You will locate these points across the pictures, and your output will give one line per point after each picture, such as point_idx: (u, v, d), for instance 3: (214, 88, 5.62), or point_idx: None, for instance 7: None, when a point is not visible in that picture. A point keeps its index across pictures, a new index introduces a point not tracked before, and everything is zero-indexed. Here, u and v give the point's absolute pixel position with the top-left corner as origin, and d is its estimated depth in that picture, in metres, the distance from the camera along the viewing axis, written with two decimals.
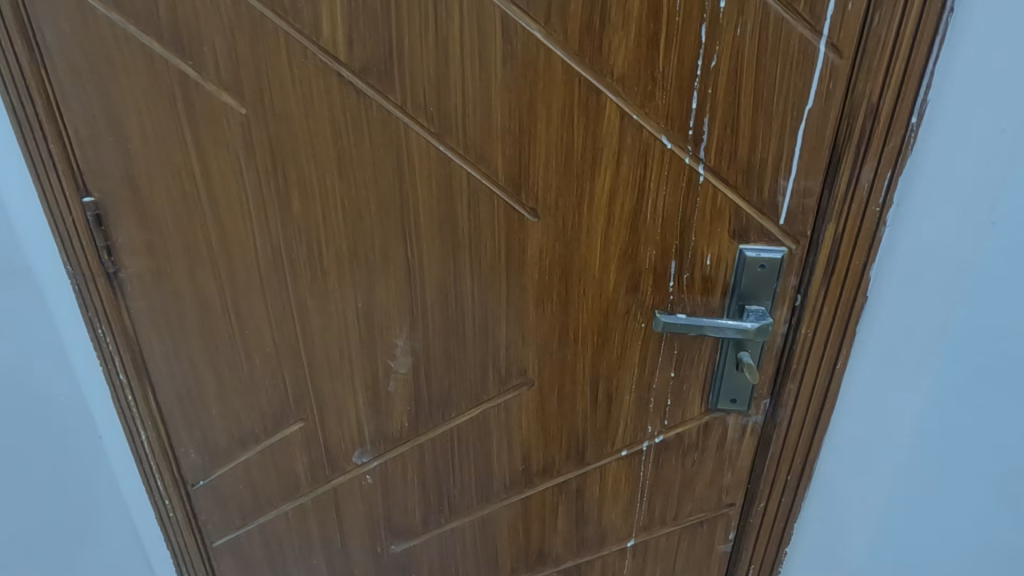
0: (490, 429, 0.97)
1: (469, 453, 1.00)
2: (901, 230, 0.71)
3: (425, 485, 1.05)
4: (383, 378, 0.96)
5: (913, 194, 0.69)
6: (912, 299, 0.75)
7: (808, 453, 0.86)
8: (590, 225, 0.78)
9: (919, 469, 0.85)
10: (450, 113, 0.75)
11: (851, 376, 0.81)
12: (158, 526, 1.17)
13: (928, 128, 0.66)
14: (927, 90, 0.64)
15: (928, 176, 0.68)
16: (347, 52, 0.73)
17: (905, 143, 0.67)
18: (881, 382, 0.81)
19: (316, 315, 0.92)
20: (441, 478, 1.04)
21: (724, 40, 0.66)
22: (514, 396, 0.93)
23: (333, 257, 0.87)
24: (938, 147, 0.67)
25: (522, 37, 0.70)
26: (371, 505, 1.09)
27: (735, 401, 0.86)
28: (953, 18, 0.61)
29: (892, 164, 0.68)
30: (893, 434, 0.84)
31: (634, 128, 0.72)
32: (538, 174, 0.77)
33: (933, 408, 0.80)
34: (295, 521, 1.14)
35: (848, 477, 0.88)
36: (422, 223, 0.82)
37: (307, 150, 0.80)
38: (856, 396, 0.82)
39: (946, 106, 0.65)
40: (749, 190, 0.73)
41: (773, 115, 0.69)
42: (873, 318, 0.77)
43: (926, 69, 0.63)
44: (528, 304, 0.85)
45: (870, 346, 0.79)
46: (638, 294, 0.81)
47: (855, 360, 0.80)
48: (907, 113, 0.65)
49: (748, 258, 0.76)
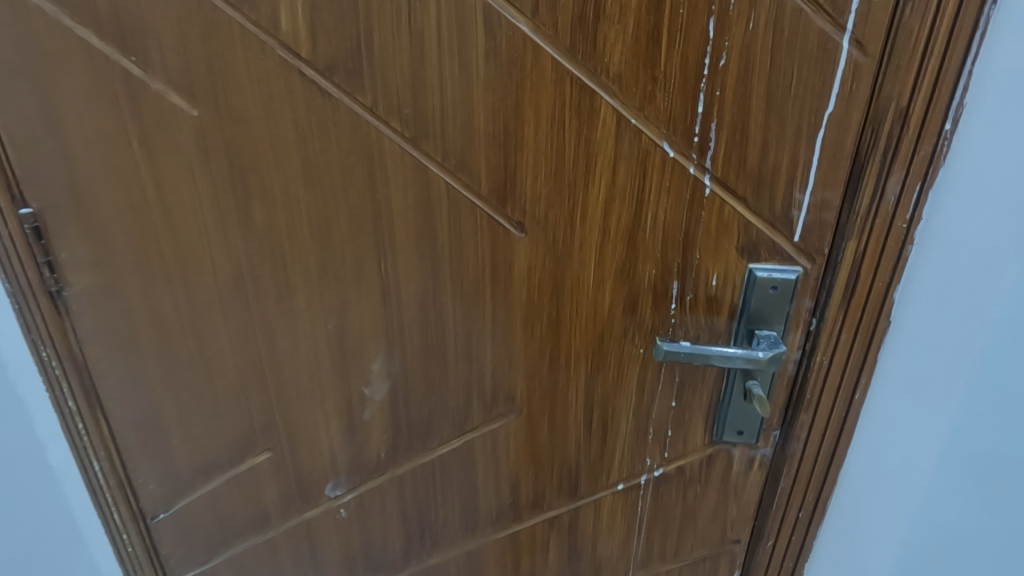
0: (476, 459, 0.89)
1: (454, 485, 0.92)
2: (930, 247, 0.64)
3: (406, 517, 0.97)
4: (357, 405, 0.87)
5: (944, 206, 0.62)
6: (938, 322, 0.67)
7: (821, 488, 0.79)
8: (584, 241, 0.71)
9: (943, 510, 0.77)
10: (427, 116, 0.67)
11: (871, 407, 0.74)
12: (116, 561, 1.07)
13: (964, 134, 0.59)
14: (964, 92, 0.57)
15: (962, 187, 0.61)
16: (310, 48, 0.65)
17: (937, 152, 0.59)
18: (903, 415, 0.73)
19: (284, 336, 0.84)
20: (424, 510, 0.95)
21: (734, 35, 0.59)
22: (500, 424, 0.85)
23: (300, 273, 0.79)
24: (973, 155, 0.59)
25: (506, 31, 0.62)
26: (347, 537, 1.01)
27: (741, 432, 0.78)
28: (995, 11, 0.54)
29: (922, 175, 0.60)
30: (915, 470, 0.76)
31: (633, 133, 0.64)
32: (525, 184, 0.69)
33: (961, 444, 0.73)
34: (266, 555, 1.05)
35: (865, 515, 0.81)
36: (397, 237, 0.74)
37: (269, 158, 0.72)
38: (875, 428, 0.75)
39: (983, 109, 0.57)
40: (760, 203, 0.66)
41: (788, 119, 0.61)
42: (896, 342, 0.69)
43: (963, 70, 0.56)
44: (516, 325, 0.77)
45: (891, 373, 0.71)
46: (637, 315, 0.74)
47: (875, 387, 0.72)
48: (941, 118, 0.58)
49: (759, 278, 0.69)
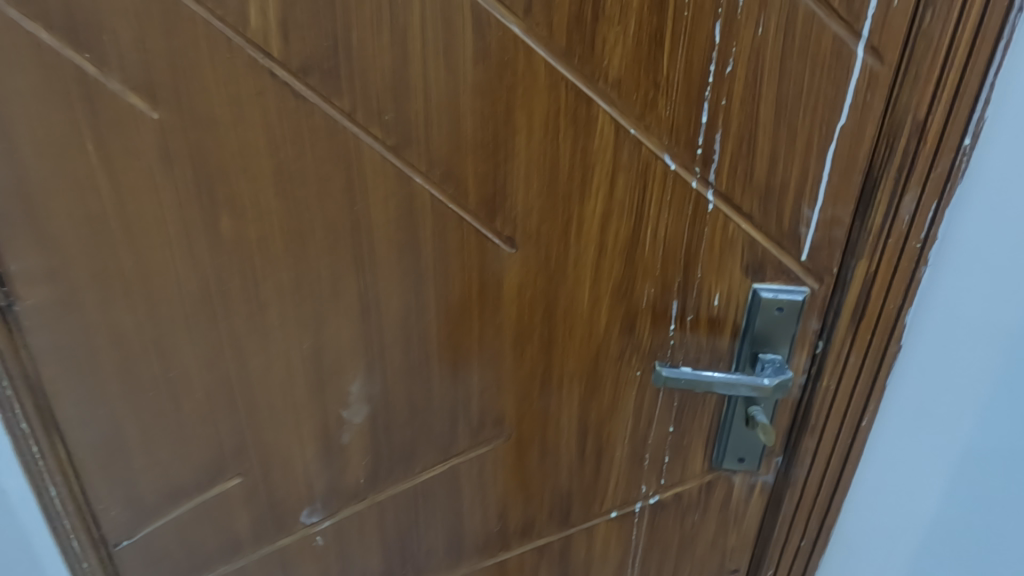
0: (461, 483, 0.83)
1: (437, 511, 0.87)
2: (944, 268, 0.60)
3: (386, 544, 0.91)
4: (334, 428, 0.82)
5: (961, 225, 0.58)
6: (951, 345, 0.64)
7: (824, 518, 0.75)
8: (579, 258, 0.66)
9: (949, 536, 0.74)
10: (409, 122, 0.62)
11: (878, 435, 0.70)
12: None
13: (984, 150, 0.55)
14: (985, 105, 0.53)
15: (979, 207, 0.57)
16: (282, 47, 0.60)
17: (955, 168, 0.56)
18: (910, 443, 0.70)
19: (255, 356, 0.78)
20: (406, 538, 0.90)
21: (743, 40, 0.54)
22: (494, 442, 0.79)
23: (272, 288, 0.73)
24: (992, 173, 0.56)
25: (496, 31, 0.57)
26: (324, 565, 0.95)
27: (743, 459, 0.74)
28: (1020, 18, 0.50)
29: (938, 192, 0.57)
30: (922, 498, 0.73)
31: (632, 144, 0.60)
32: (516, 197, 0.64)
33: (970, 472, 0.70)
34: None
35: (868, 544, 0.77)
36: (378, 251, 0.69)
37: (238, 165, 0.66)
38: (881, 457, 0.71)
39: (1004, 124, 0.54)
40: (766, 220, 0.62)
41: (798, 130, 0.57)
42: (906, 366, 0.66)
43: (985, 81, 0.52)
44: (505, 345, 0.73)
45: (901, 398, 0.68)
46: (633, 336, 0.69)
47: (884, 413, 0.69)
48: (960, 132, 0.54)
49: (764, 299, 0.65)
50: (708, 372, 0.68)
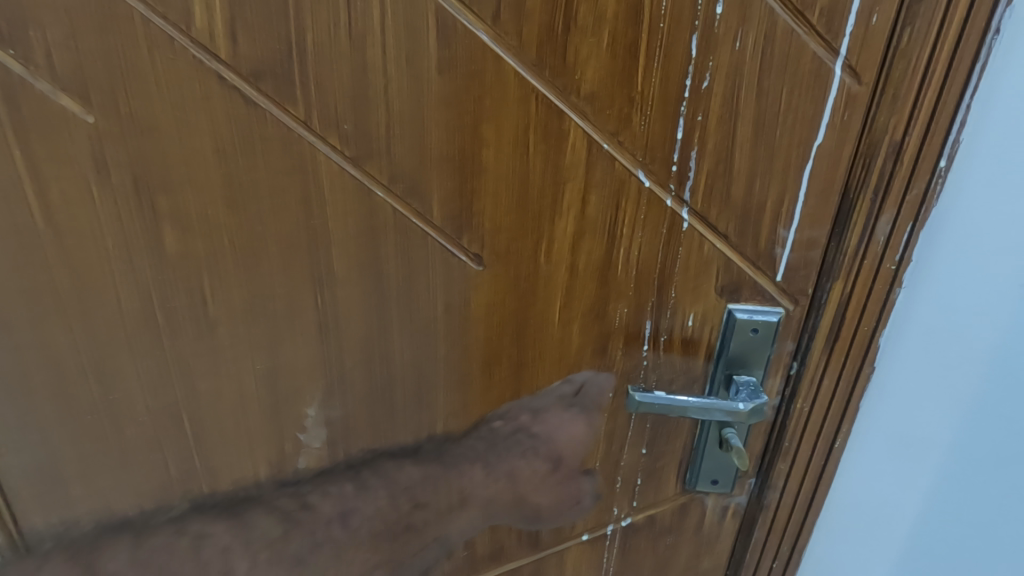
0: (569, 411, 0.71)
1: (550, 434, 0.73)
2: (918, 290, 0.60)
3: (517, 500, 0.76)
4: (290, 455, 0.76)
5: (936, 248, 0.58)
6: (922, 367, 0.63)
7: (796, 539, 0.74)
8: (550, 278, 0.63)
9: (914, 551, 0.75)
10: (371, 134, 0.58)
11: (851, 456, 0.69)
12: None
13: (959, 173, 0.54)
14: (961, 127, 0.52)
15: (953, 231, 0.57)
16: (230, 49, 0.55)
17: (930, 190, 0.55)
18: (883, 464, 0.70)
19: (203, 380, 0.72)
20: (510, 487, 0.76)
21: (720, 54, 0.52)
22: (599, 380, 0.69)
23: (223, 309, 0.67)
24: (966, 197, 0.55)
25: (463, 39, 0.53)
26: (395, 492, 0.76)
27: (716, 481, 0.73)
28: (996, 41, 0.50)
29: (914, 215, 0.56)
30: (890, 516, 0.73)
31: (605, 160, 0.57)
32: (484, 213, 0.61)
33: (938, 489, 0.70)
34: (289, 525, 0.75)
35: (843, 562, 0.77)
36: (337, 269, 0.65)
37: (182, 175, 0.60)
38: (855, 478, 0.70)
39: (978, 149, 0.53)
40: (743, 240, 0.60)
41: (776, 149, 0.56)
42: (879, 388, 0.65)
43: (961, 104, 0.51)
44: (473, 366, 0.69)
45: (874, 420, 0.67)
46: (606, 357, 0.67)
47: (857, 435, 0.68)
48: (936, 154, 0.53)
49: (739, 320, 0.63)
50: (683, 397, 0.66)
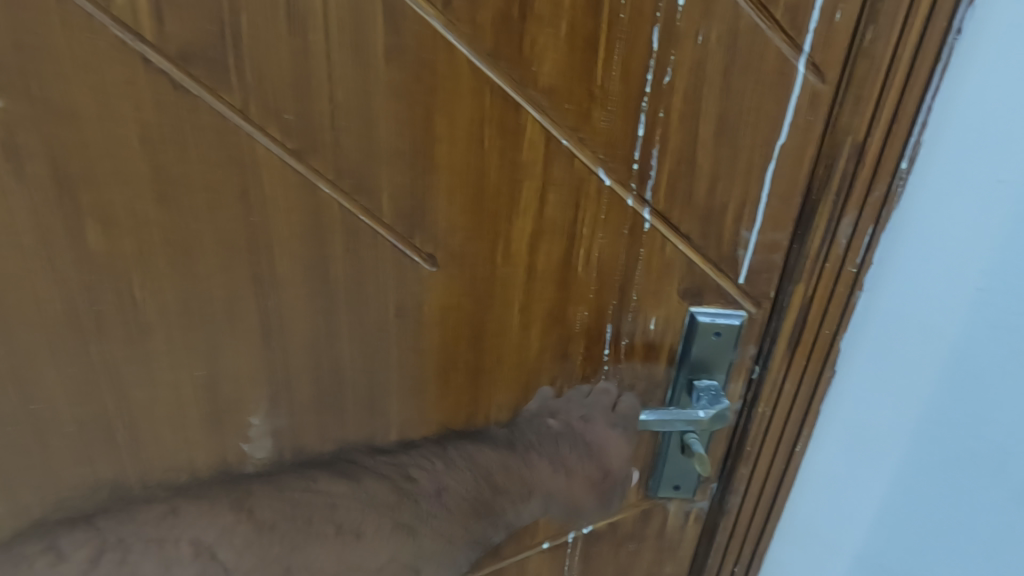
0: (612, 431, 0.68)
1: (602, 444, 0.70)
2: (877, 294, 0.59)
3: (565, 501, 0.73)
4: (232, 468, 0.71)
5: (894, 252, 0.57)
6: (879, 369, 0.63)
7: (758, 542, 0.73)
8: (508, 281, 0.61)
9: (877, 554, 0.74)
10: (314, 125, 0.54)
11: (811, 459, 0.69)
12: (134, 556, 0.68)
13: (921, 175, 0.53)
14: (921, 129, 0.52)
15: (911, 234, 0.56)
16: (157, 30, 0.50)
17: (891, 193, 0.54)
18: (846, 463, 0.69)
19: (136, 388, 0.66)
20: (559, 492, 0.72)
21: (682, 48, 0.50)
22: (629, 404, 0.67)
23: (155, 313, 0.62)
24: (924, 200, 0.54)
25: (413, 25, 0.50)
26: (480, 472, 0.70)
27: (677, 487, 0.72)
28: (958, 42, 0.49)
29: (874, 218, 0.55)
30: (850, 517, 0.73)
31: (564, 157, 0.55)
32: (438, 212, 0.57)
33: (898, 493, 0.70)
34: (401, 496, 0.70)
35: (813, 562, 0.77)
36: (281, 270, 0.60)
37: (107, 165, 0.55)
38: (814, 480, 0.70)
39: (940, 151, 0.52)
40: (706, 242, 0.58)
41: (739, 149, 0.54)
42: (838, 391, 0.65)
43: (922, 105, 0.51)
44: (429, 371, 0.66)
45: (833, 423, 0.66)
46: (567, 362, 0.65)
47: (816, 438, 0.67)
48: (897, 155, 0.52)
49: (701, 324, 0.61)
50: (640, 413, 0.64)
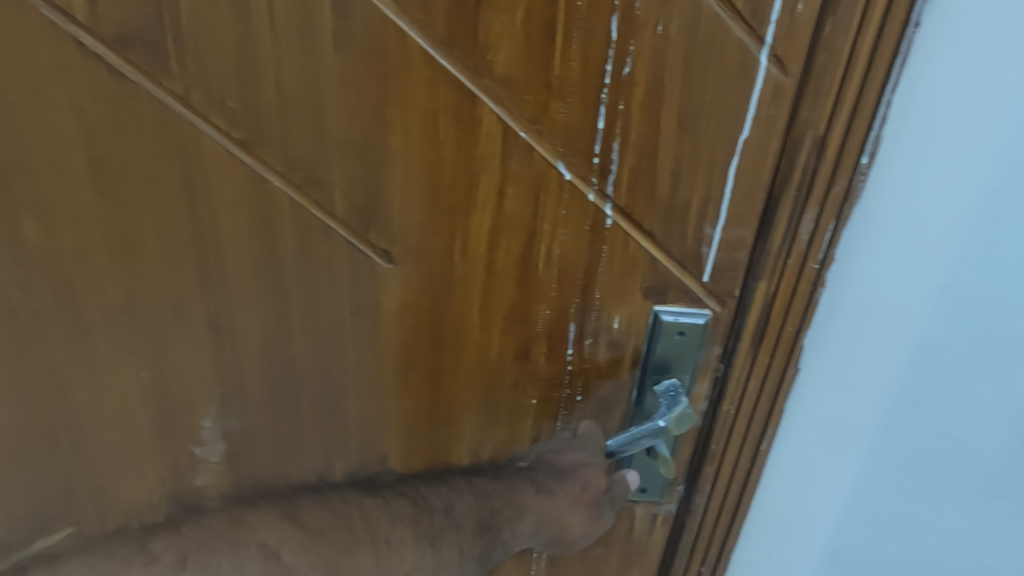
0: (581, 454, 0.66)
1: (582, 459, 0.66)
2: (840, 290, 0.59)
3: (555, 525, 0.68)
4: (185, 471, 0.69)
5: (856, 248, 0.56)
6: (845, 366, 0.63)
7: (725, 541, 0.73)
8: (467, 278, 0.59)
9: (842, 541, 0.76)
10: (261, 115, 0.51)
11: (778, 456, 0.68)
12: (216, 557, 0.62)
13: (879, 172, 0.53)
14: (881, 124, 0.51)
15: (872, 230, 0.56)
16: (89, 10, 0.47)
17: (853, 188, 0.53)
18: (814, 458, 0.69)
19: (78, 389, 0.63)
20: (545, 514, 0.67)
21: (642, 38, 0.48)
22: (589, 429, 0.65)
23: (96, 311, 0.59)
24: (885, 196, 0.54)
25: (361, 10, 0.47)
26: (479, 494, 0.67)
27: (644, 490, 0.70)
28: (916, 36, 0.48)
29: (836, 213, 0.54)
30: (819, 513, 0.73)
31: (523, 150, 0.53)
32: (393, 206, 0.55)
33: (862, 485, 0.70)
34: (418, 510, 0.66)
35: (777, 555, 0.76)
36: (229, 265, 0.58)
37: (40, 155, 0.52)
38: (784, 478, 0.70)
39: (900, 145, 0.52)
40: (669, 239, 0.56)
41: (701, 144, 0.52)
42: (804, 388, 0.64)
43: (882, 99, 0.50)
44: (388, 372, 0.64)
45: (799, 420, 0.66)
46: (529, 363, 0.63)
47: (783, 435, 0.67)
48: (858, 149, 0.52)
49: (665, 322, 0.60)
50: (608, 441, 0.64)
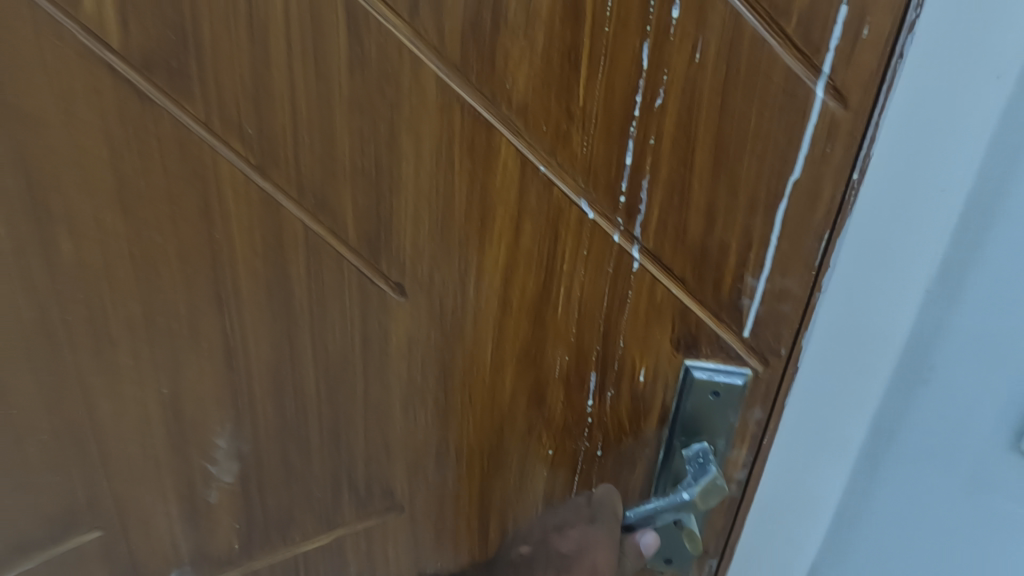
0: (591, 529, 0.61)
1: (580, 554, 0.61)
2: (831, 310, 0.50)
3: None
4: (200, 487, 0.69)
5: (848, 261, 0.48)
6: (838, 392, 0.54)
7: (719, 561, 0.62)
8: (479, 315, 0.55)
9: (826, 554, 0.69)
10: (276, 141, 0.50)
11: (768, 493, 0.59)
12: None
13: (875, 180, 0.45)
14: (871, 144, 0.44)
15: (866, 239, 0.47)
16: (121, 36, 0.48)
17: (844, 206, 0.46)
18: (803, 485, 0.59)
19: (106, 399, 0.65)
20: None
21: (675, 65, 0.43)
22: (606, 492, 0.61)
23: (123, 325, 0.60)
24: (880, 204, 0.46)
25: (376, 36, 0.46)
26: None
27: (669, 560, 0.62)
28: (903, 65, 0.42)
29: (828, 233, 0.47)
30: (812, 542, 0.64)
31: (541, 184, 0.49)
32: (403, 237, 0.53)
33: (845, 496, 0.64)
34: None
35: None
36: (243, 288, 0.57)
37: (76, 174, 0.54)
38: (772, 515, 0.61)
39: (898, 142, 0.44)
40: (702, 287, 0.50)
41: (740, 183, 0.46)
42: (795, 417, 0.55)
43: (870, 122, 0.44)
44: (395, 406, 0.61)
45: (789, 453, 0.57)
46: (544, 410, 0.58)
47: (771, 470, 0.58)
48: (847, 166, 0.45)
49: (697, 379, 0.53)
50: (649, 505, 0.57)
